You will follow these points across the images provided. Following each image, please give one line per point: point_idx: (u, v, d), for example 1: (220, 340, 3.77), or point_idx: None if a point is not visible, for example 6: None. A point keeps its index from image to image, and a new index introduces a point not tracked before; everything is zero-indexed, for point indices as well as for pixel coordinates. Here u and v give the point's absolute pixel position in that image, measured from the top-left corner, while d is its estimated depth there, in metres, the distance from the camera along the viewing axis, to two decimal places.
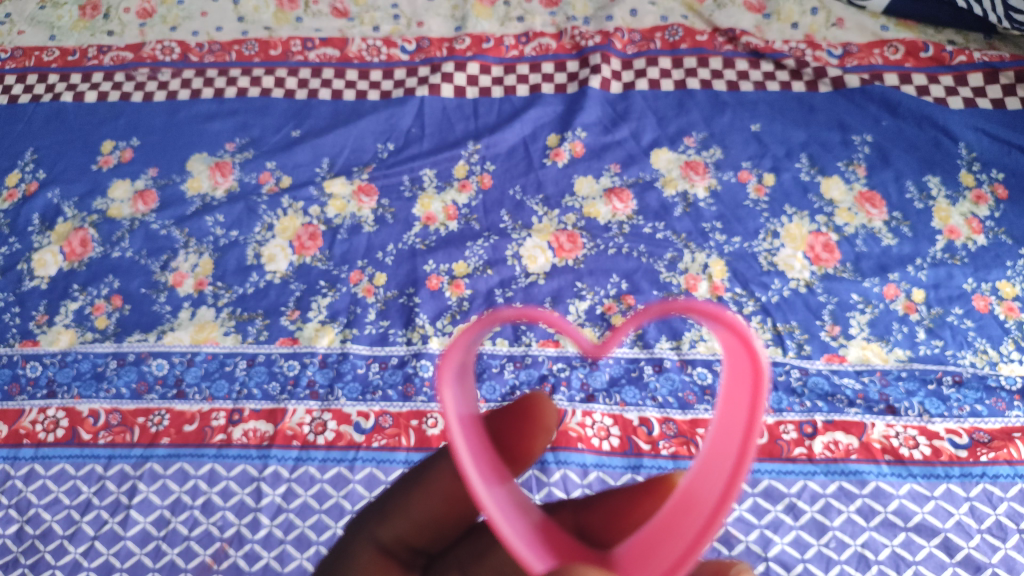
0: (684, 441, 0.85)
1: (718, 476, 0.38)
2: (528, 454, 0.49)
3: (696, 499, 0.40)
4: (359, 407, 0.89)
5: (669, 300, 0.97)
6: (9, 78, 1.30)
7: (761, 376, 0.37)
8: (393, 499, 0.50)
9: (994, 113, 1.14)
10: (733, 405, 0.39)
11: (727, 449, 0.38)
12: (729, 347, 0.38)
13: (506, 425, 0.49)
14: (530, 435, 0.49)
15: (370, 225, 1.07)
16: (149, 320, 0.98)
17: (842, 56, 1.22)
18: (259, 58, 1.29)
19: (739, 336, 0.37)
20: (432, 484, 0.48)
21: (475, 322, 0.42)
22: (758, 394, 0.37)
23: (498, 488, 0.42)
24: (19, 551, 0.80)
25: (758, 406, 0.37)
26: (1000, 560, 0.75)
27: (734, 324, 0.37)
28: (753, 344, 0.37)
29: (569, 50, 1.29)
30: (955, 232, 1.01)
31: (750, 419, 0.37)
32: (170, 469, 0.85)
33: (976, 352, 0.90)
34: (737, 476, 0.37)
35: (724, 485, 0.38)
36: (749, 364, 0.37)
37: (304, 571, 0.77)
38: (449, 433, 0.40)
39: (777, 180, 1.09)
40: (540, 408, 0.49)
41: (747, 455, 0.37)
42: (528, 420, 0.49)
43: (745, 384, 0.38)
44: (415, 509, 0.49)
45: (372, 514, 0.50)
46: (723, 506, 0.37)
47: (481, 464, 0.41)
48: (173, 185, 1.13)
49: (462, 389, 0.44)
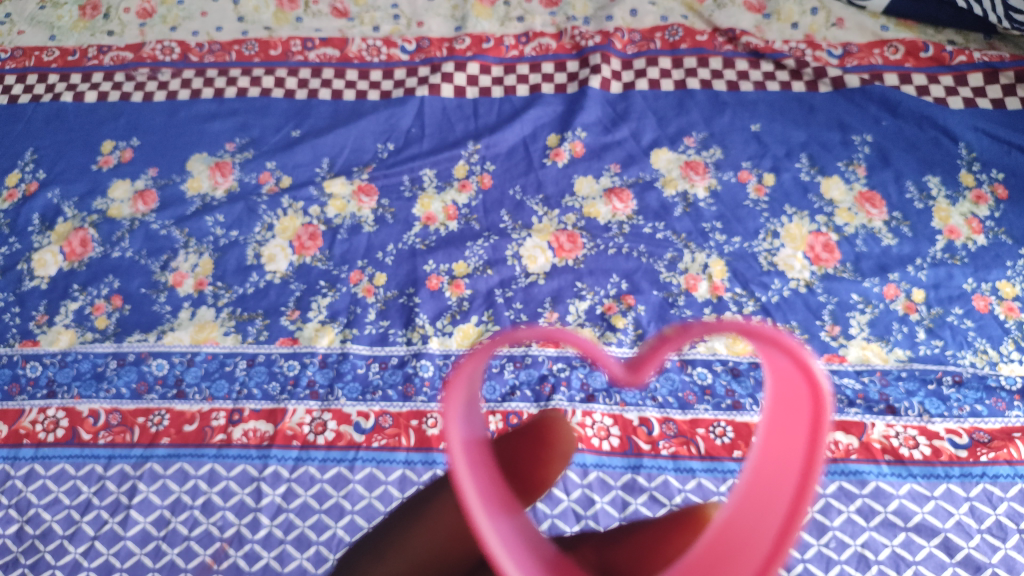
0: (684, 441, 0.85)
1: (776, 508, 0.37)
2: (542, 483, 0.52)
3: (745, 535, 0.38)
4: (359, 407, 0.89)
5: (669, 300, 0.97)
6: (9, 78, 1.30)
7: (825, 401, 0.36)
8: (391, 538, 0.51)
9: (993, 113, 1.14)
10: (786, 431, 0.38)
11: (783, 480, 0.37)
12: (781, 371, 0.38)
13: (520, 453, 0.51)
14: (543, 463, 0.51)
15: (370, 225, 1.07)
16: (149, 319, 0.98)
17: (842, 57, 1.22)
18: (259, 58, 1.29)
19: (800, 360, 0.36)
20: (434, 518, 0.50)
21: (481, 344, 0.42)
22: (821, 420, 0.36)
23: (502, 520, 0.40)
24: (18, 551, 0.79)
25: (823, 432, 0.36)
26: (1000, 560, 0.75)
27: (795, 349, 0.36)
28: (815, 368, 0.36)
29: (569, 50, 1.29)
30: (955, 232, 1.01)
31: (813, 446, 0.36)
32: (170, 469, 0.85)
33: (976, 352, 0.90)
34: (801, 506, 0.36)
35: (786, 517, 0.37)
36: (808, 389, 0.37)
37: (304, 571, 0.77)
38: (451, 460, 0.39)
39: (777, 180, 1.09)
40: (557, 432, 0.52)
41: (813, 484, 0.36)
42: (544, 447, 0.52)
43: (803, 408, 0.37)
44: (416, 545, 0.49)
45: (370, 551, 0.50)
46: (786, 541, 0.36)
47: (485, 496, 0.40)
48: (174, 185, 1.13)
49: (470, 414, 0.44)
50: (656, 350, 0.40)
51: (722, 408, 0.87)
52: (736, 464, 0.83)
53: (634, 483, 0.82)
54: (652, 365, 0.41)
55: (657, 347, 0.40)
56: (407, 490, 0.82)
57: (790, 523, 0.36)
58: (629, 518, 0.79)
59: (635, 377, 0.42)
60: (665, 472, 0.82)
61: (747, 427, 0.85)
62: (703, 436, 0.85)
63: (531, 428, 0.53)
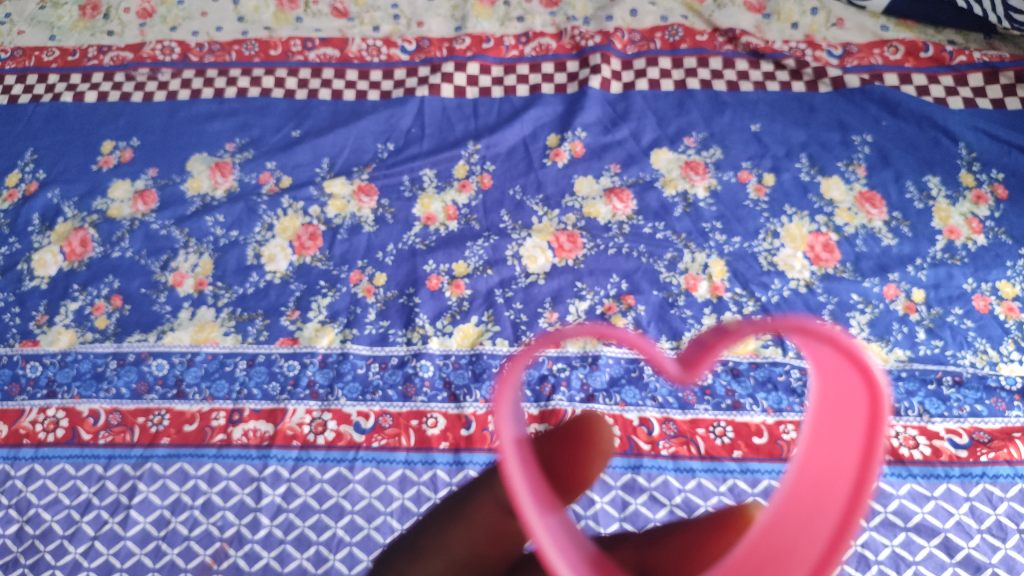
0: (684, 441, 0.85)
1: (826, 511, 0.37)
2: (582, 482, 0.48)
3: (791, 540, 0.37)
4: (360, 407, 0.89)
5: (669, 300, 0.97)
6: (9, 78, 1.30)
7: (882, 403, 0.36)
8: (426, 538, 0.48)
9: (993, 113, 1.14)
10: (835, 431, 0.38)
11: (834, 483, 0.37)
12: (834, 370, 0.38)
13: (557, 451, 0.48)
14: (583, 462, 0.48)
15: (370, 225, 1.07)
16: (149, 319, 0.98)
17: (842, 57, 1.22)
18: (259, 58, 1.30)
19: (858, 357, 0.36)
20: (471, 519, 0.48)
21: (536, 338, 0.41)
22: (878, 424, 0.36)
23: (551, 517, 0.40)
24: (19, 551, 0.79)
25: (879, 437, 0.36)
26: (1000, 560, 0.75)
27: (853, 344, 0.36)
28: (876, 368, 0.36)
29: (569, 50, 1.29)
30: (954, 232, 1.02)
31: (870, 447, 0.36)
32: (170, 469, 0.85)
33: (976, 352, 0.90)
34: (855, 509, 0.36)
35: (838, 521, 0.36)
36: (867, 390, 0.37)
37: (305, 571, 0.77)
38: (501, 456, 0.40)
39: (777, 180, 1.09)
40: (598, 431, 0.49)
41: (869, 489, 0.36)
42: (584, 446, 0.49)
43: (856, 410, 0.37)
44: (452, 545, 0.47)
45: (404, 553, 0.48)
46: (837, 547, 0.36)
47: (536, 493, 0.39)
48: (173, 185, 1.13)
49: (519, 413, 0.44)
50: (712, 350, 0.40)
51: (722, 408, 0.87)
52: (736, 464, 0.83)
53: (634, 484, 0.82)
54: (705, 363, 0.40)
55: (714, 345, 0.40)
56: (408, 490, 0.82)
57: (842, 529, 0.36)
58: (629, 517, 0.79)
59: (687, 374, 0.41)
60: (665, 472, 0.82)
61: (747, 427, 0.85)
62: (703, 436, 0.85)
63: (569, 426, 0.50)
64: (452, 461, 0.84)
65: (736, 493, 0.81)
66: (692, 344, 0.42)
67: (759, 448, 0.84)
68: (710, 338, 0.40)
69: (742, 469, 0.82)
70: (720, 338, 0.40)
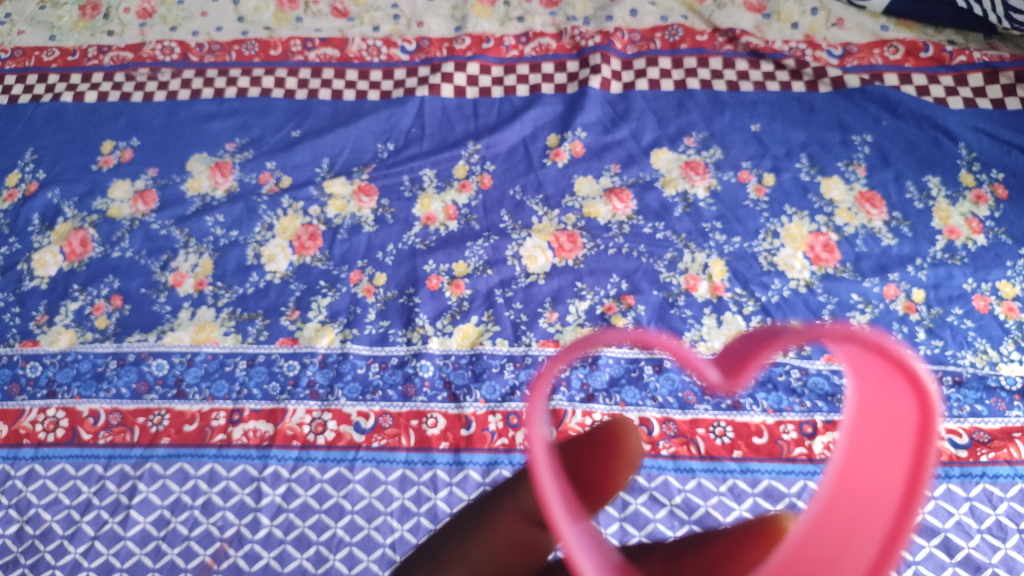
0: (684, 441, 0.85)
1: (872, 522, 0.34)
2: (609, 490, 0.48)
3: (830, 553, 0.35)
4: (359, 407, 0.89)
5: (669, 300, 0.97)
6: (9, 78, 1.30)
7: (932, 415, 0.34)
8: (447, 549, 0.47)
9: (993, 113, 1.14)
10: (878, 444, 0.35)
11: (878, 496, 0.35)
12: (877, 378, 0.36)
13: (584, 458, 0.48)
14: (611, 469, 0.48)
15: (370, 225, 1.07)
16: (148, 319, 0.98)
17: (842, 57, 1.22)
18: (259, 58, 1.29)
19: (906, 364, 0.34)
20: (494, 529, 0.48)
21: (573, 343, 0.39)
22: (928, 433, 0.34)
23: (581, 523, 0.38)
24: (19, 551, 0.80)
25: (930, 448, 0.33)
26: (1000, 560, 0.75)
27: (898, 352, 0.34)
28: (926, 376, 0.33)
29: (569, 50, 1.29)
30: (955, 232, 1.02)
31: (918, 460, 0.34)
32: (170, 469, 0.85)
33: (976, 352, 0.90)
34: (904, 520, 0.33)
35: (886, 534, 0.34)
36: (914, 401, 0.34)
37: (304, 571, 0.77)
38: (532, 460, 0.37)
39: (777, 180, 1.09)
40: (626, 438, 0.49)
41: (918, 499, 0.33)
42: (611, 453, 0.48)
43: (903, 421, 0.35)
44: (474, 556, 0.46)
45: (423, 564, 0.47)
46: (883, 564, 0.33)
47: (566, 496, 0.37)
48: (173, 185, 1.13)
49: None
50: (760, 355, 0.37)
51: (722, 409, 0.87)
52: (736, 464, 0.83)
53: (635, 483, 0.82)
54: (750, 369, 0.38)
55: (761, 351, 0.37)
56: (408, 490, 0.82)
57: (888, 545, 0.33)
58: (629, 517, 0.79)
59: (727, 381, 0.38)
60: (665, 473, 0.82)
61: (747, 427, 0.85)
62: (703, 437, 0.85)
63: (597, 432, 0.50)
64: (452, 461, 0.84)
65: (736, 494, 0.81)
66: (729, 353, 0.39)
67: (758, 447, 0.84)
68: (755, 345, 0.38)
69: (741, 469, 0.82)
70: (763, 345, 0.38)
